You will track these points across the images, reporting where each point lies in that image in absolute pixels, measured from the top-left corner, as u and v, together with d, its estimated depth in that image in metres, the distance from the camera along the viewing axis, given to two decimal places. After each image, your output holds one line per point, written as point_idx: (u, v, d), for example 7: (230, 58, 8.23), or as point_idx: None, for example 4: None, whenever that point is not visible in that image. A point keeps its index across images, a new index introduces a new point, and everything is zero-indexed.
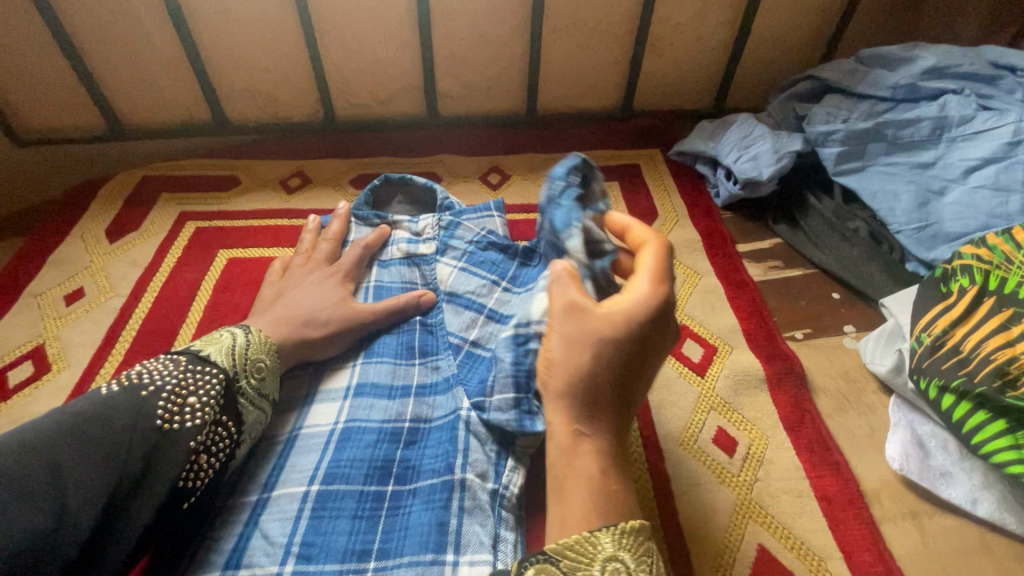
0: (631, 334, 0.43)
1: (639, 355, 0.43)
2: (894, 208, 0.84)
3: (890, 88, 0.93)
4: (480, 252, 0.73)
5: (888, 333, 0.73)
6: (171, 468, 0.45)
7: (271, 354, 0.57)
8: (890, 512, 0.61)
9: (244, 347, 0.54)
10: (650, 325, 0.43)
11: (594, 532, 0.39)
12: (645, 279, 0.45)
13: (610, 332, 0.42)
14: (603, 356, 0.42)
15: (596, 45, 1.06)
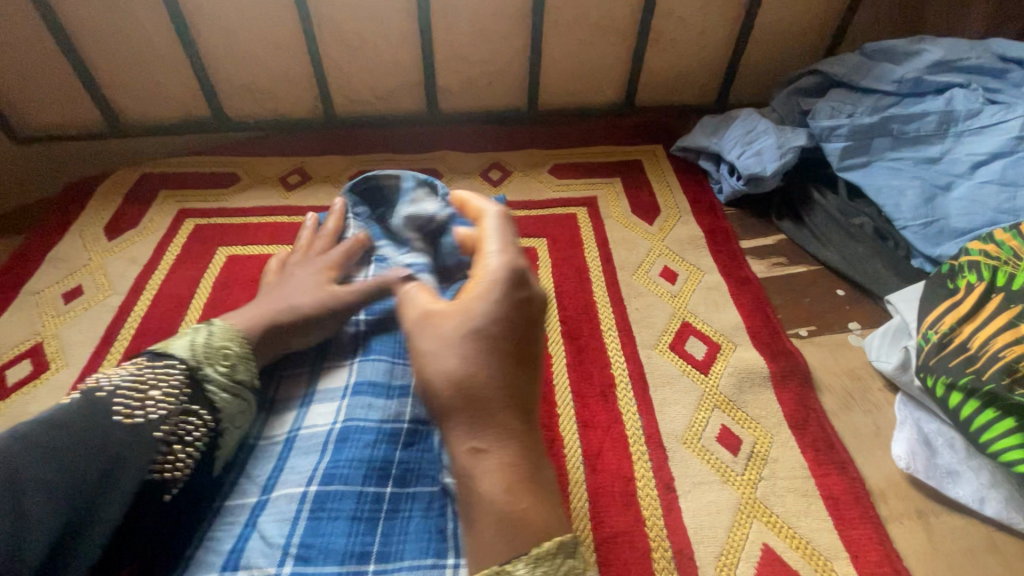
0: (494, 309, 0.41)
1: (515, 330, 0.41)
2: (900, 203, 0.83)
3: (895, 82, 0.92)
4: None
5: (894, 330, 0.72)
6: (136, 469, 0.42)
7: (241, 340, 0.53)
8: (896, 511, 0.61)
9: (206, 336, 0.52)
10: (509, 291, 0.42)
11: (507, 564, 0.34)
12: (492, 246, 0.44)
13: (474, 316, 0.41)
14: (475, 344, 0.40)
15: (598, 39, 1.05)
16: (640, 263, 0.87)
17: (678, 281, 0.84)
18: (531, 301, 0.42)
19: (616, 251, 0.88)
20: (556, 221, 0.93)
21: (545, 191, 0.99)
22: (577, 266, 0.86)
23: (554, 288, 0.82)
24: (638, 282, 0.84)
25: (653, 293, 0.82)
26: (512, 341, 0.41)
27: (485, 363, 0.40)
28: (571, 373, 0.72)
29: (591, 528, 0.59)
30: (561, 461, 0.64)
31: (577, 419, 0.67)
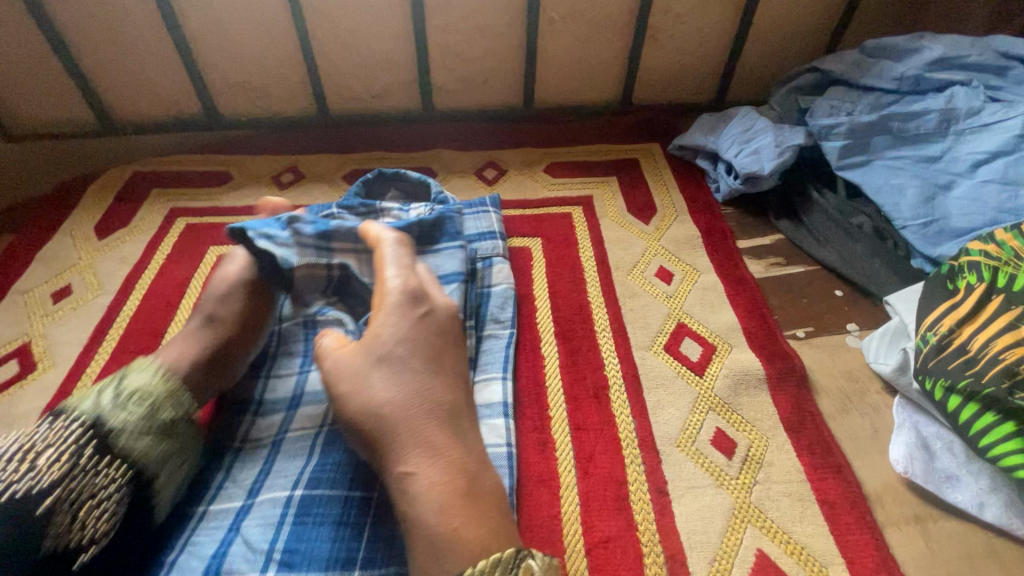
0: (395, 326, 0.50)
1: (418, 339, 0.50)
2: (899, 203, 0.82)
3: (894, 80, 0.91)
4: (449, 247, 0.75)
5: (893, 332, 0.71)
6: (30, 534, 0.42)
7: (161, 374, 0.53)
8: (894, 516, 0.59)
9: (117, 385, 0.50)
10: (406, 307, 0.51)
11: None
12: (389, 271, 0.54)
13: (377, 338, 0.49)
14: (382, 364, 0.48)
15: (595, 36, 1.03)
16: (635, 262, 0.86)
17: (673, 281, 0.83)
18: (428, 312, 0.52)
19: (611, 251, 0.87)
20: (551, 220, 0.92)
21: (540, 190, 0.98)
22: (572, 266, 0.85)
23: (548, 288, 0.81)
24: (633, 282, 0.83)
25: (647, 293, 0.81)
26: (417, 350, 0.49)
27: (393, 377, 0.47)
28: (564, 374, 0.71)
29: (581, 533, 0.58)
30: (552, 464, 0.63)
31: (569, 421, 0.67)
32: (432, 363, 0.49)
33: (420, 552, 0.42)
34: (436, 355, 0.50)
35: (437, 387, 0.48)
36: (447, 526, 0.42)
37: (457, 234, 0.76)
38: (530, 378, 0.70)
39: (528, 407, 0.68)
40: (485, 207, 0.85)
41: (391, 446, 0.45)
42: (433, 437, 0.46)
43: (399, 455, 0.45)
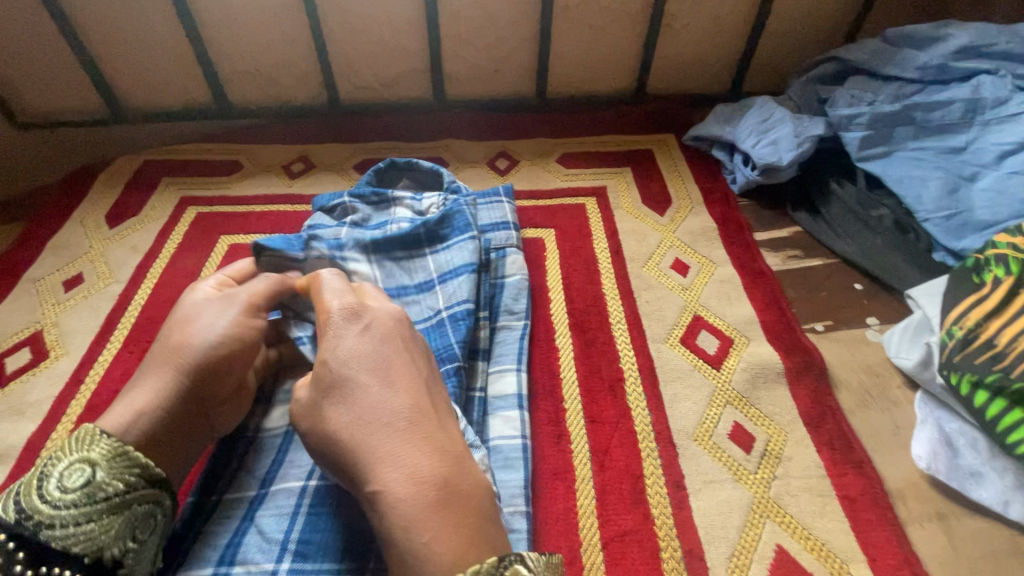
0: (339, 349, 0.48)
1: (365, 354, 0.47)
2: (922, 195, 0.80)
3: (918, 69, 0.88)
4: (456, 241, 0.73)
5: (916, 326, 0.69)
6: None
7: (101, 438, 0.46)
8: (916, 513, 0.58)
9: (45, 469, 0.44)
10: (346, 325, 0.49)
11: None
12: (327, 296, 0.52)
13: (326, 365, 0.47)
14: (337, 393, 0.46)
15: (609, 25, 1.02)
16: (650, 254, 0.84)
17: (689, 273, 0.82)
18: (370, 322, 0.50)
19: (626, 242, 0.86)
20: (564, 211, 0.91)
21: (553, 180, 0.97)
22: (586, 257, 0.83)
23: (562, 279, 0.80)
24: (649, 274, 0.82)
25: (663, 285, 0.80)
26: (366, 364, 0.47)
27: (351, 402, 0.45)
28: (578, 367, 0.70)
29: (597, 526, 0.57)
30: (568, 457, 0.62)
31: (584, 414, 0.66)
32: (384, 374, 0.46)
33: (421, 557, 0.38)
34: (388, 364, 0.47)
35: (398, 395, 0.45)
36: (419, 539, 0.39)
37: (467, 226, 0.73)
38: (545, 370, 0.70)
39: (542, 399, 0.67)
40: (499, 198, 0.83)
41: (366, 458, 0.43)
42: (396, 447, 0.43)
43: (368, 473, 0.42)
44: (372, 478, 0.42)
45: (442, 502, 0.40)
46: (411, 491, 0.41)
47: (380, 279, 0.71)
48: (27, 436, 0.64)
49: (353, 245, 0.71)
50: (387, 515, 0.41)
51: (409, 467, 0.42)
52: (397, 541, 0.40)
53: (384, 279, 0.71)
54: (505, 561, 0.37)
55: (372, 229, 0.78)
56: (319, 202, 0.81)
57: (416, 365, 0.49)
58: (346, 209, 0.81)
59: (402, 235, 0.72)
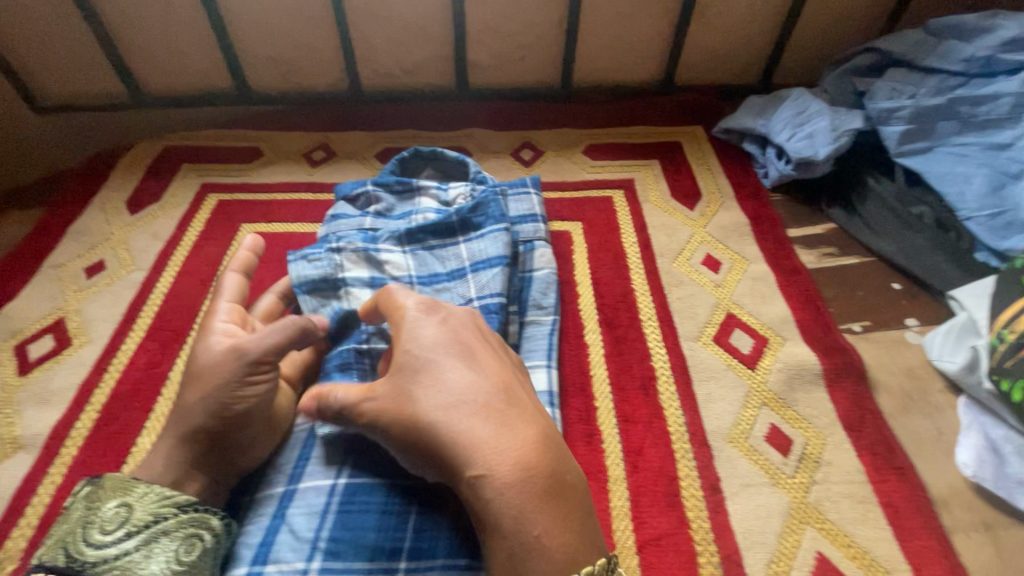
0: (423, 336, 0.48)
1: (449, 340, 0.47)
2: (965, 192, 0.77)
3: (963, 61, 0.85)
4: (486, 230, 0.72)
5: (959, 329, 0.67)
6: None
7: (134, 482, 0.47)
8: (961, 521, 0.56)
9: (86, 511, 0.45)
10: (424, 317, 0.50)
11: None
12: (398, 293, 0.52)
13: (409, 354, 0.47)
14: (425, 382, 0.45)
15: (639, 12, 0.99)
16: (681, 249, 0.82)
17: (721, 270, 0.80)
18: (447, 315, 0.50)
19: (655, 237, 0.84)
20: (591, 204, 0.89)
21: (579, 172, 0.94)
22: (615, 251, 0.82)
23: (590, 274, 0.78)
24: (679, 270, 0.79)
25: (694, 282, 0.78)
26: (449, 349, 0.46)
27: (438, 394, 0.44)
28: (609, 364, 0.69)
29: (632, 529, 0.56)
30: (600, 457, 0.61)
31: (616, 413, 0.64)
32: (469, 358, 0.46)
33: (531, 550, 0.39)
34: (469, 348, 0.47)
35: (488, 379, 0.45)
36: (529, 533, 0.39)
37: (501, 217, 0.73)
38: (575, 367, 0.68)
39: (573, 397, 0.65)
40: (527, 189, 0.82)
41: (462, 441, 0.41)
42: (490, 433, 0.41)
43: (468, 457, 0.41)
44: (472, 463, 0.41)
45: (546, 496, 0.40)
46: (517, 480, 0.40)
47: (415, 268, 0.70)
48: (52, 424, 0.63)
49: (387, 236, 0.71)
50: (490, 502, 0.40)
51: (510, 452, 0.41)
52: (508, 527, 0.40)
53: (417, 268, 0.70)
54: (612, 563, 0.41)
55: (396, 219, 0.77)
56: (341, 190, 0.79)
57: (496, 352, 0.48)
58: (369, 199, 0.79)
59: (435, 226, 0.72)
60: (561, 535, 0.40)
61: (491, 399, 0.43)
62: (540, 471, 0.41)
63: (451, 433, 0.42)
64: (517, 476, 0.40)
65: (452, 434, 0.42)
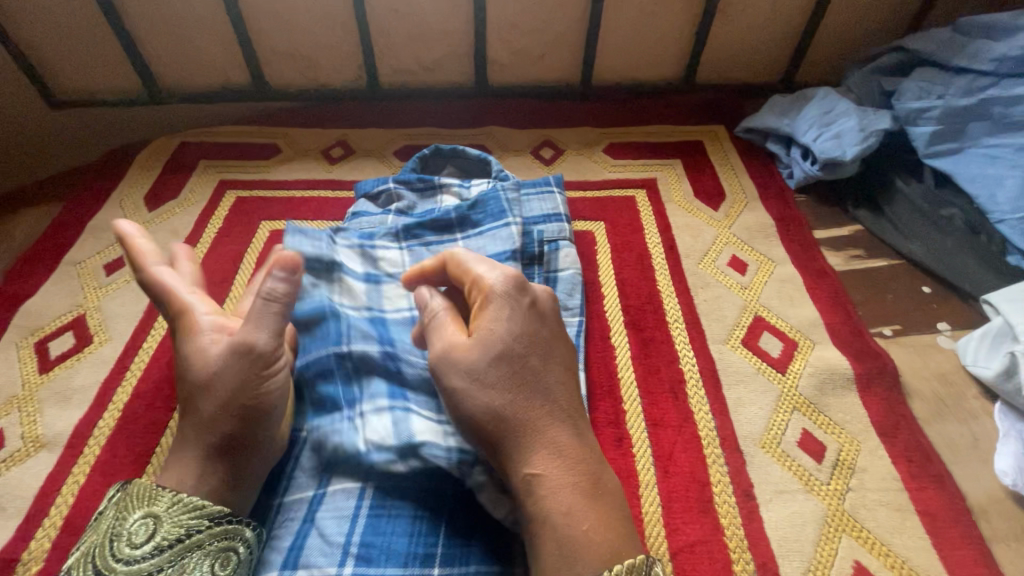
0: (510, 324, 0.46)
1: (534, 334, 0.46)
2: (997, 194, 0.76)
3: (993, 62, 0.82)
4: (487, 228, 0.71)
5: (994, 334, 0.65)
6: None
7: (160, 491, 0.46)
8: (1001, 531, 0.55)
9: (115, 522, 0.44)
10: (514, 297, 0.47)
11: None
12: (478, 265, 0.49)
13: (491, 342, 0.45)
14: (504, 374, 0.44)
15: (661, 9, 0.97)
16: (706, 250, 0.81)
17: (748, 272, 0.78)
18: (534, 300, 0.48)
19: (679, 237, 0.83)
20: (614, 204, 0.87)
21: (600, 171, 0.93)
22: (639, 252, 0.80)
23: (615, 275, 0.77)
24: (705, 271, 0.78)
25: (721, 284, 0.77)
26: (531, 343, 0.45)
27: (516, 390, 0.44)
28: (637, 366, 0.68)
29: (665, 536, 0.55)
30: (630, 462, 0.60)
31: (645, 416, 0.63)
32: (549, 357, 0.46)
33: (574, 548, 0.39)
34: (549, 345, 0.46)
35: (562, 386, 0.45)
36: (578, 528, 0.39)
37: (505, 213, 0.71)
38: (602, 369, 0.67)
39: (601, 400, 0.64)
40: (551, 187, 0.80)
41: (524, 439, 0.43)
42: (555, 435, 0.43)
43: (524, 453, 0.43)
44: (530, 461, 0.42)
45: (594, 497, 0.41)
46: (568, 481, 0.41)
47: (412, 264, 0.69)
48: (74, 423, 0.62)
49: (384, 233, 0.70)
50: (542, 500, 0.41)
51: (570, 457, 0.42)
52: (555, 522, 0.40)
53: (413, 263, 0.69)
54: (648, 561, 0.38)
55: (418, 217, 0.75)
56: (362, 187, 0.78)
57: (568, 349, 0.48)
58: (391, 197, 0.78)
59: (434, 222, 0.72)
60: (607, 534, 0.39)
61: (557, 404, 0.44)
62: (584, 473, 0.42)
63: (525, 428, 0.43)
64: (571, 476, 0.42)
65: (527, 430, 0.43)
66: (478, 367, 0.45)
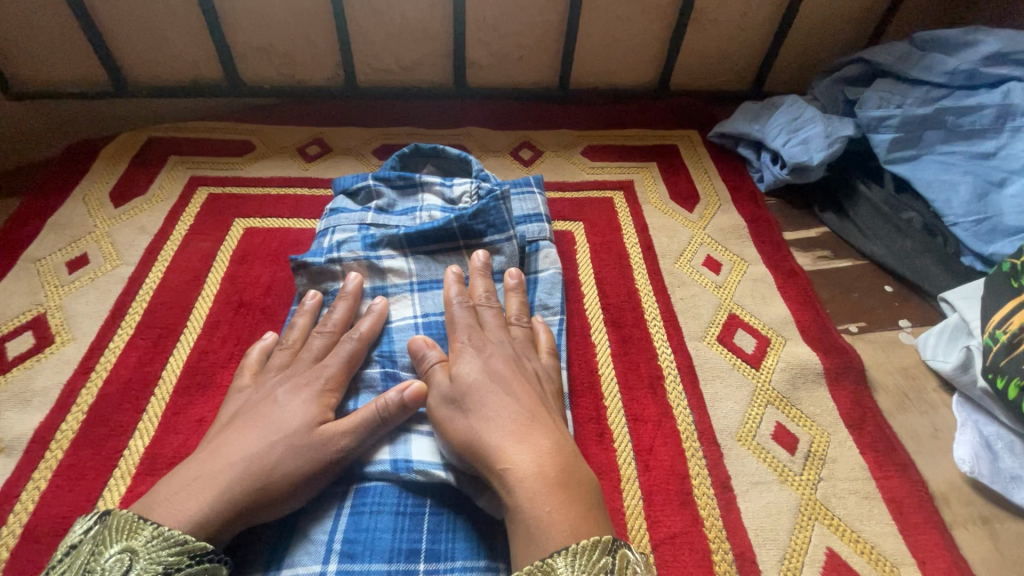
0: (471, 364, 0.56)
1: (493, 371, 0.55)
2: (951, 199, 0.79)
3: (947, 74, 0.87)
4: (489, 241, 0.70)
5: (951, 329, 0.69)
6: None
7: (141, 523, 0.43)
8: (961, 516, 0.58)
9: (91, 550, 0.42)
10: (475, 349, 0.58)
11: (551, 556, 0.41)
12: (457, 327, 0.61)
13: (455, 379, 0.54)
14: (466, 402, 0.52)
15: (638, 17, 1.00)
16: (682, 250, 0.83)
17: (722, 271, 0.81)
18: (494, 351, 0.58)
19: (656, 238, 0.85)
20: (592, 205, 0.89)
21: (579, 172, 0.94)
22: (617, 252, 0.82)
23: (594, 274, 0.79)
24: (681, 270, 0.80)
25: (696, 283, 0.79)
26: (493, 376, 0.54)
27: (477, 412, 0.51)
28: (616, 363, 0.69)
29: (647, 528, 0.56)
30: (611, 456, 0.61)
31: (625, 412, 0.64)
32: (507, 387, 0.53)
33: (544, 525, 0.43)
34: (509, 380, 0.54)
35: (524, 405, 0.52)
36: (541, 509, 0.44)
37: (504, 225, 0.70)
38: (583, 366, 0.68)
39: (582, 396, 0.65)
40: (530, 188, 0.80)
41: (491, 443, 0.48)
42: (522, 437, 0.49)
43: (495, 455, 0.48)
44: (501, 459, 0.47)
45: (558, 483, 0.46)
46: (535, 470, 0.46)
47: (415, 274, 0.69)
48: (34, 427, 0.59)
49: (387, 241, 0.69)
50: (515, 491, 0.45)
51: (534, 452, 0.47)
52: (521, 513, 0.44)
53: (419, 273, 0.69)
54: (616, 543, 0.42)
55: (399, 216, 0.75)
56: (340, 184, 0.77)
57: (531, 382, 0.56)
58: (370, 193, 0.77)
59: (435, 230, 0.70)
60: (569, 515, 0.43)
61: (520, 418, 0.50)
62: (554, 463, 0.47)
63: (493, 438, 0.49)
64: (535, 467, 0.46)
65: (491, 440, 0.49)
66: (446, 398, 0.53)
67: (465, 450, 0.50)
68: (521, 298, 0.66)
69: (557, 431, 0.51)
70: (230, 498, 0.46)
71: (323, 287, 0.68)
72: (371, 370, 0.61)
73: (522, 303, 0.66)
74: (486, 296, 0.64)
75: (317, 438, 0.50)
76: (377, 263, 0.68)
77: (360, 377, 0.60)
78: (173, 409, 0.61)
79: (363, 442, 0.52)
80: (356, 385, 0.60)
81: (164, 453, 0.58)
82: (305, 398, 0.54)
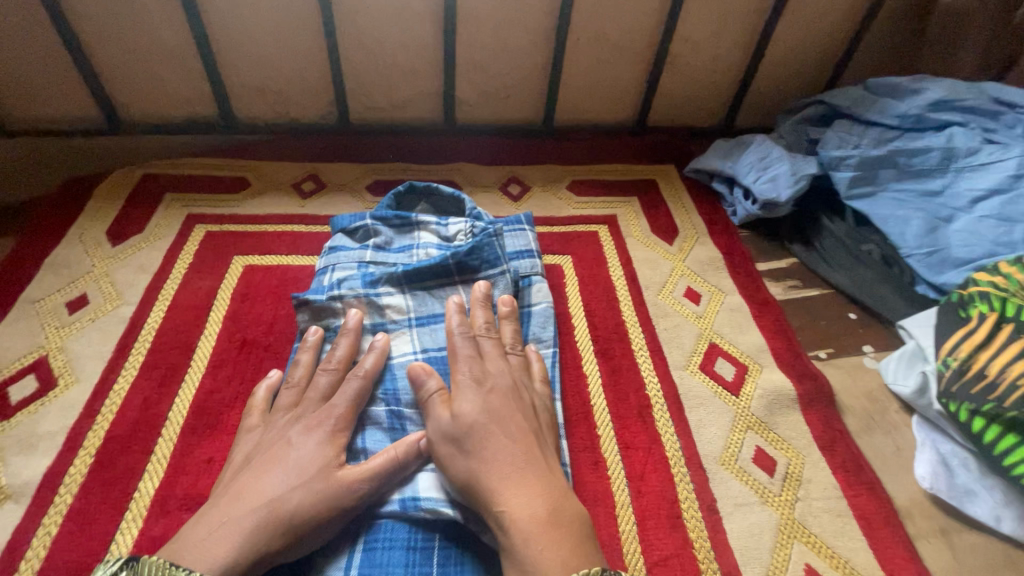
0: (471, 403, 0.57)
1: (492, 410, 0.57)
2: (905, 232, 0.86)
3: (897, 117, 0.96)
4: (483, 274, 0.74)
5: (910, 355, 0.76)
6: None
7: (177, 570, 0.44)
8: (923, 530, 0.64)
9: None
10: (473, 386, 0.59)
11: None
12: (460, 364, 0.63)
13: (456, 417, 0.56)
14: (467, 442, 0.55)
15: (617, 60, 1.06)
16: (664, 282, 0.88)
17: (702, 302, 0.86)
18: (492, 386, 0.60)
19: (640, 270, 0.90)
20: (579, 238, 0.94)
21: (565, 207, 1.00)
22: (604, 284, 0.86)
23: (584, 306, 0.83)
24: (664, 302, 0.85)
25: (679, 313, 0.84)
26: (492, 415, 0.57)
27: (477, 454, 0.54)
28: (607, 393, 0.73)
29: (641, 552, 0.60)
30: (606, 484, 0.65)
31: (617, 440, 0.69)
32: (505, 428, 0.56)
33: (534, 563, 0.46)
34: (507, 419, 0.57)
35: (519, 444, 0.55)
36: (533, 548, 0.47)
37: (497, 260, 0.74)
38: (577, 397, 0.72)
39: (577, 426, 0.69)
40: (522, 226, 0.84)
41: (490, 485, 0.52)
42: (518, 481, 0.52)
43: (494, 497, 0.51)
44: (499, 501, 0.51)
45: (550, 521, 0.49)
46: (529, 509, 0.50)
47: (413, 309, 0.72)
48: (42, 472, 0.60)
49: (386, 278, 0.72)
50: (509, 531, 0.49)
51: (529, 497, 0.51)
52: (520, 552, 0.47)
53: (416, 309, 0.72)
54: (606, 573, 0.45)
55: (396, 253, 0.79)
56: (339, 223, 0.80)
57: (526, 419, 0.58)
58: (368, 232, 0.80)
59: (431, 268, 0.73)
60: (559, 550, 0.47)
61: (517, 461, 0.53)
62: (545, 503, 0.50)
63: (491, 480, 0.52)
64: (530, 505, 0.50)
65: (488, 481, 0.52)
66: (447, 436, 0.56)
67: (463, 487, 0.54)
68: (515, 326, 0.70)
69: (548, 472, 0.54)
70: (252, 540, 0.48)
71: (324, 324, 0.70)
72: (378, 408, 0.64)
73: (516, 329, 0.70)
74: (486, 326, 0.67)
75: (336, 483, 0.53)
76: (376, 299, 0.71)
77: (366, 413, 0.63)
78: (181, 451, 0.63)
79: (380, 486, 0.55)
80: (363, 421, 0.62)
81: (175, 494, 0.60)
82: (318, 439, 0.56)
